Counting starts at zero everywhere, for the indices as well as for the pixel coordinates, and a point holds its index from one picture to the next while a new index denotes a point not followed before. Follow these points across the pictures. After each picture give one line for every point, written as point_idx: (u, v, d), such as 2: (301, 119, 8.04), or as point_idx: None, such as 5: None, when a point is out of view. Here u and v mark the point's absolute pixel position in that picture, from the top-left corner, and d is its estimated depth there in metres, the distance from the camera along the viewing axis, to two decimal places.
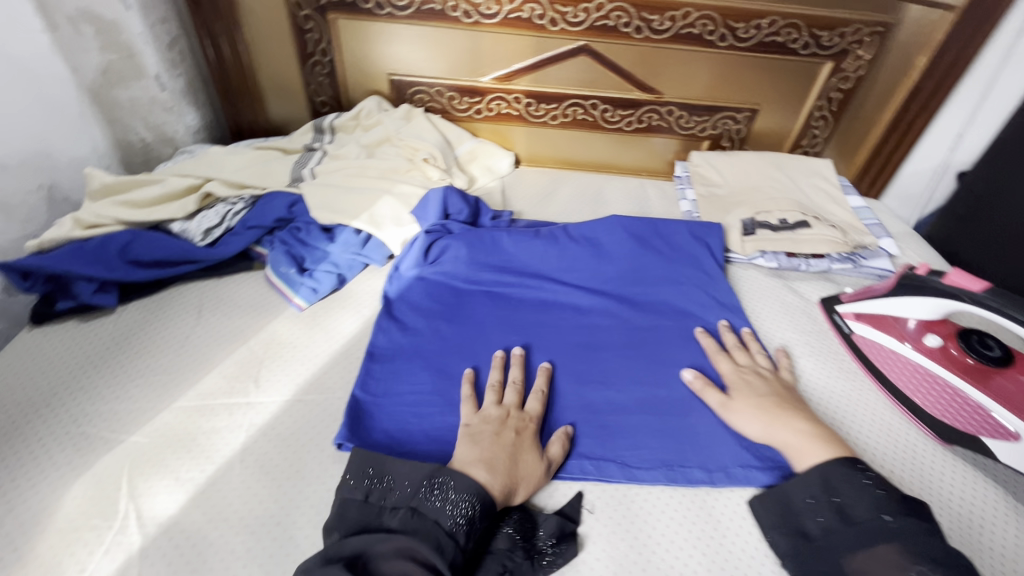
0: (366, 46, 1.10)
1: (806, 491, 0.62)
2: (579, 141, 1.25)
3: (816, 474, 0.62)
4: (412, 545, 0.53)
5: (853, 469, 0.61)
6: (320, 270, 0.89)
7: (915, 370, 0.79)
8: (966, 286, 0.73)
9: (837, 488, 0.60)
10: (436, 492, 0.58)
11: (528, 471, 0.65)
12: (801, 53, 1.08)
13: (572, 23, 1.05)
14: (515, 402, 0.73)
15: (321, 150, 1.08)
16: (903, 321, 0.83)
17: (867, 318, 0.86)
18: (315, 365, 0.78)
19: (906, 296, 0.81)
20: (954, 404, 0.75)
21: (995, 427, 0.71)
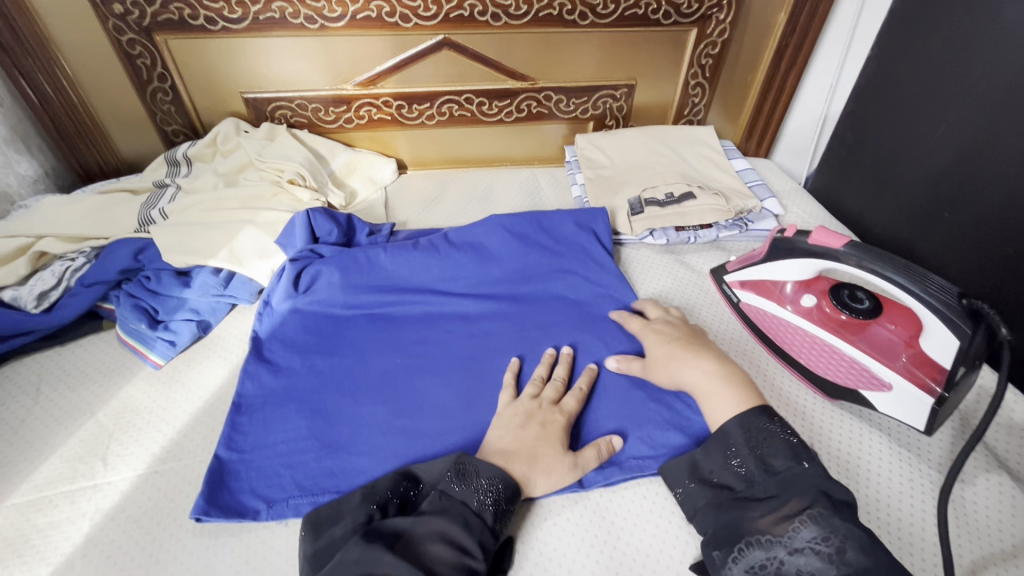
0: (208, 65, 1.02)
1: (729, 445, 0.61)
2: (463, 138, 1.20)
3: (735, 428, 0.62)
4: (443, 525, 0.54)
5: (767, 420, 0.61)
6: (176, 320, 0.81)
7: (797, 333, 0.79)
8: (829, 244, 0.73)
9: (760, 440, 0.59)
10: (461, 477, 0.60)
11: (551, 467, 0.63)
12: (664, 22, 1.06)
13: (425, 17, 0.99)
14: (554, 396, 0.72)
15: (174, 186, 0.99)
16: (781, 285, 0.82)
17: (750, 285, 0.86)
18: (174, 429, 0.71)
19: (778, 259, 0.80)
20: (834, 361, 0.75)
21: (871, 380, 0.71)
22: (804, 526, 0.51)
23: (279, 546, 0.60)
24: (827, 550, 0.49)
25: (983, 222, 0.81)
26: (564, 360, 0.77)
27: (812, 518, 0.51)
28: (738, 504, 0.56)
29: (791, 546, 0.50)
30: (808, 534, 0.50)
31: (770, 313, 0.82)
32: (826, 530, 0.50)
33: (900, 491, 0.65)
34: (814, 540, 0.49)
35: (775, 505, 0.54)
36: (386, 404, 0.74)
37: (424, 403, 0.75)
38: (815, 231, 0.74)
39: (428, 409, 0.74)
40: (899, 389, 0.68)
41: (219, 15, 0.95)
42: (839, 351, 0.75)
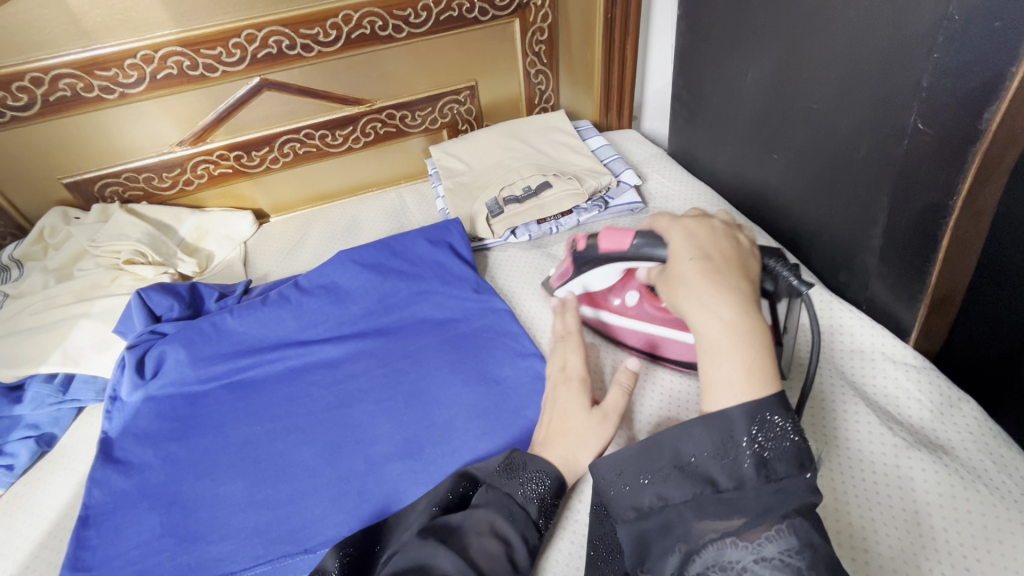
0: (12, 159, 0.95)
1: (725, 430, 0.47)
2: (318, 174, 1.16)
3: (738, 413, 0.47)
4: (490, 514, 0.53)
5: (784, 410, 0.47)
6: (11, 441, 0.75)
7: (645, 333, 0.76)
8: (620, 243, 0.70)
9: (771, 436, 0.46)
10: (511, 471, 0.58)
11: (584, 427, 0.62)
12: (482, 19, 1.05)
13: (232, 63, 0.95)
14: (560, 363, 0.71)
15: (2, 294, 0.92)
16: (609, 294, 0.80)
17: (586, 296, 0.82)
18: (15, 563, 0.65)
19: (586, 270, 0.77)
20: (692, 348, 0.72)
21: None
22: (781, 540, 0.42)
23: None
24: (799, 566, 0.41)
25: (804, 158, 0.82)
26: (573, 309, 0.77)
27: (801, 532, 0.42)
28: (717, 509, 0.45)
29: (760, 554, 0.42)
30: (782, 544, 0.42)
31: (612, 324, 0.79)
32: (805, 541, 0.42)
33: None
34: (786, 553, 0.41)
35: (755, 517, 0.44)
36: (247, 478, 0.71)
37: (287, 468, 0.71)
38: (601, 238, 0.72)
39: (291, 472, 0.71)
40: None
41: (3, 106, 0.89)
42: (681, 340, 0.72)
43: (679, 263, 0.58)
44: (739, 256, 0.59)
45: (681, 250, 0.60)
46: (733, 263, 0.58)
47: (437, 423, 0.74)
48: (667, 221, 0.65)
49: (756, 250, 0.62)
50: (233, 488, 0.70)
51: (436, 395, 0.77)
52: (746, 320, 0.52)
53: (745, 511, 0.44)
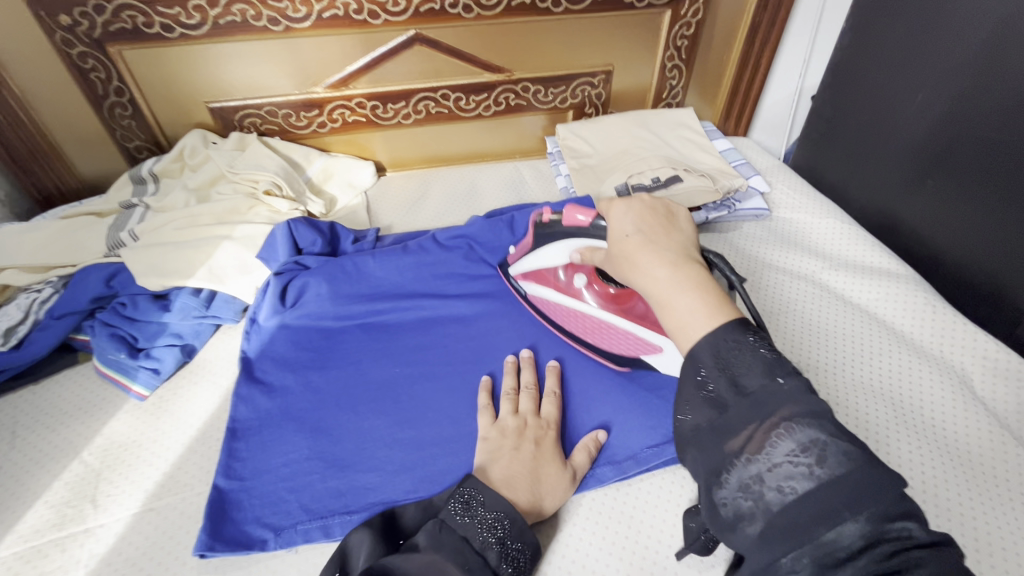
0: (167, 75, 0.96)
1: (694, 370, 0.47)
2: (442, 135, 1.16)
3: (704, 350, 0.47)
4: (435, 560, 0.49)
5: (743, 330, 0.47)
6: (158, 346, 0.77)
7: (581, 314, 0.78)
8: (581, 223, 0.69)
9: (738, 358, 0.45)
10: (465, 505, 0.55)
11: (554, 483, 0.61)
12: (637, 5, 1.05)
13: (395, 13, 0.96)
14: (531, 407, 0.68)
15: (142, 205, 0.94)
16: (556, 272, 0.78)
17: (531, 274, 0.81)
18: (167, 463, 0.67)
19: (545, 244, 0.76)
20: (618, 337, 0.75)
21: (646, 344, 0.72)
22: (787, 442, 0.40)
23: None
24: (808, 463, 0.39)
25: (968, 184, 0.82)
26: (530, 365, 0.75)
27: (803, 429, 0.40)
28: (719, 435, 0.44)
29: (770, 462, 0.41)
30: (787, 447, 0.41)
31: (553, 302, 0.79)
32: (815, 437, 0.40)
33: (901, 450, 0.69)
34: (793, 454, 0.40)
35: (753, 428, 0.42)
36: (390, 416, 0.72)
37: (428, 412, 0.72)
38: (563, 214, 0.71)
39: (433, 417, 0.72)
40: (666, 350, 0.71)
41: (176, 22, 0.90)
42: (614, 326, 0.75)
43: (618, 238, 0.58)
44: (672, 229, 0.58)
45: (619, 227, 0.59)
46: (664, 231, 0.57)
47: (574, 390, 0.74)
48: (608, 202, 0.63)
49: (690, 216, 0.61)
50: (376, 423, 0.71)
51: (573, 366, 0.77)
52: (683, 275, 0.52)
53: (738, 430, 0.43)
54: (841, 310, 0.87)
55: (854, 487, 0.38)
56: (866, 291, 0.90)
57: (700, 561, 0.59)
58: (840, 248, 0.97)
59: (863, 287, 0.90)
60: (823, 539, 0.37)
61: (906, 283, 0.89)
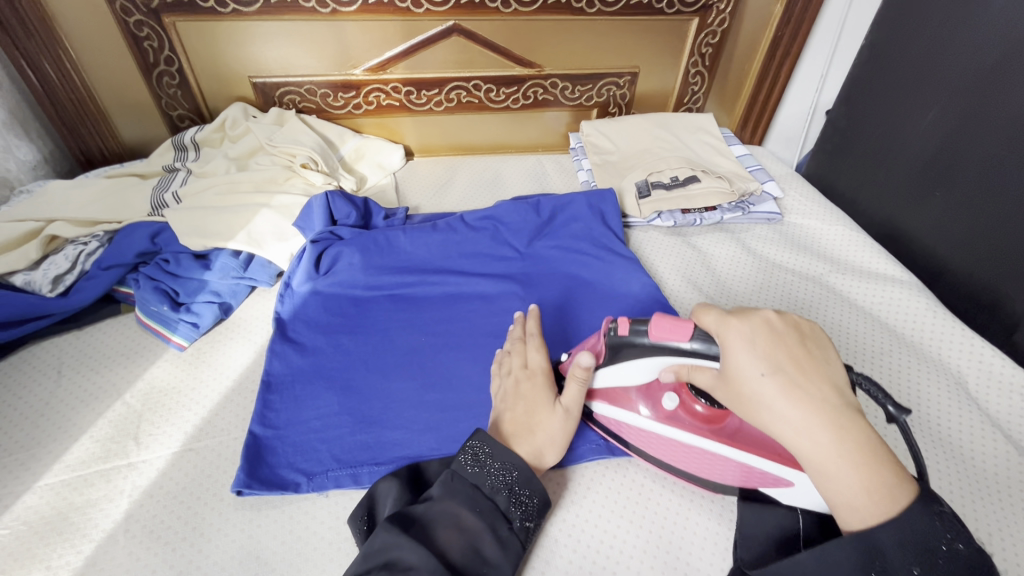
0: (215, 48, 1.01)
1: (879, 571, 0.42)
2: (470, 125, 1.21)
3: (888, 542, 0.42)
4: (450, 507, 0.53)
5: (930, 519, 0.42)
6: (198, 302, 0.81)
7: (670, 444, 0.62)
8: (674, 340, 0.52)
9: (931, 559, 0.41)
10: (473, 457, 0.56)
11: (549, 431, 0.59)
12: (667, 12, 1.09)
13: (437, 3, 1.00)
14: (521, 359, 0.64)
15: (184, 170, 0.98)
16: (631, 396, 0.63)
17: (594, 392, 0.65)
18: (205, 409, 0.71)
19: (617, 360, 0.58)
20: (721, 465, 0.60)
21: (766, 478, 0.57)
22: None
23: (321, 517, 0.62)
24: None
25: (973, 198, 0.87)
26: (527, 313, 0.69)
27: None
28: None
29: None
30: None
31: (632, 426, 0.64)
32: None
33: (894, 436, 0.74)
34: None
35: None
36: (416, 380, 0.76)
37: (452, 379, 0.76)
38: (653, 324, 0.53)
39: (456, 383, 0.75)
40: (800, 485, 0.55)
41: None
42: (718, 455, 0.59)
43: (747, 379, 0.46)
44: (793, 329, 0.48)
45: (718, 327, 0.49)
46: (809, 367, 0.46)
47: None
48: (716, 314, 0.50)
49: (825, 335, 0.50)
50: (402, 384, 0.75)
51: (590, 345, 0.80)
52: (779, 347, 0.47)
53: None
54: (843, 309, 0.92)
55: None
56: (866, 293, 0.95)
57: (703, 527, 0.62)
58: (844, 253, 1.02)
59: (865, 290, 0.95)
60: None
61: (907, 288, 0.94)
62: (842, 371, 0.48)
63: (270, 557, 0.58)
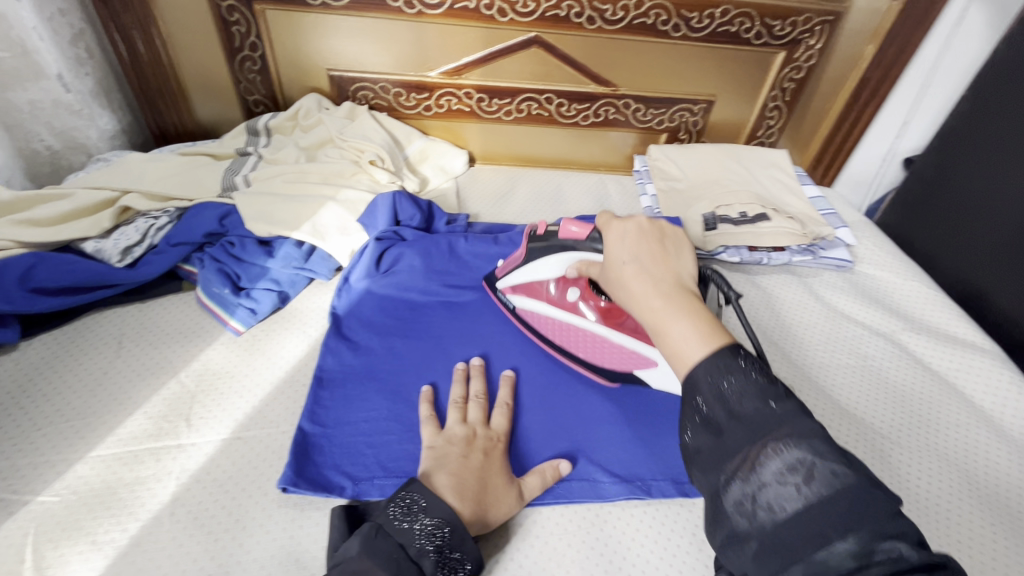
0: (299, 38, 1.02)
1: (691, 396, 0.47)
2: (536, 137, 1.19)
3: (701, 376, 0.47)
4: (369, 570, 0.49)
5: (733, 353, 0.47)
6: (258, 288, 0.81)
7: (576, 331, 0.77)
8: (576, 236, 0.70)
9: (731, 379, 0.46)
10: (405, 512, 0.54)
11: (500, 495, 0.60)
12: (755, 42, 1.06)
13: (522, 13, 0.99)
14: (479, 418, 0.67)
15: (256, 154, 0.99)
16: (547, 287, 0.78)
17: (521, 288, 0.80)
18: (256, 397, 0.70)
19: (537, 258, 0.76)
20: (609, 350, 0.75)
21: (640, 359, 0.74)
22: (776, 462, 0.42)
23: None
24: (796, 482, 0.40)
25: None
26: (479, 374, 0.73)
27: (788, 451, 0.42)
28: (721, 460, 0.44)
29: (759, 481, 0.42)
30: (775, 466, 0.42)
31: (543, 315, 0.79)
32: (803, 457, 0.41)
33: (975, 525, 0.68)
34: (781, 473, 0.41)
35: (750, 452, 0.43)
36: None
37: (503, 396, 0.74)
38: (562, 227, 0.71)
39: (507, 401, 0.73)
40: (664, 366, 0.72)
41: None
42: (608, 341, 0.75)
43: (616, 265, 0.57)
44: (670, 252, 0.57)
45: (618, 253, 0.58)
46: (660, 259, 0.56)
47: (643, 402, 0.75)
48: (607, 219, 0.63)
49: (688, 240, 0.59)
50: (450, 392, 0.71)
51: None
52: (678, 303, 0.51)
53: (735, 453, 0.44)
54: (916, 370, 0.87)
55: (847, 511, 0.38)
56: (945, 358, 0.89)
57: None
58: (922, 312, 0.96)
59: (942, 353, 0.90)
60: (812, 559, 0.38)
61: (989, 357, 0.88)
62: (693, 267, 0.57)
63: (310, 562, 0.56)
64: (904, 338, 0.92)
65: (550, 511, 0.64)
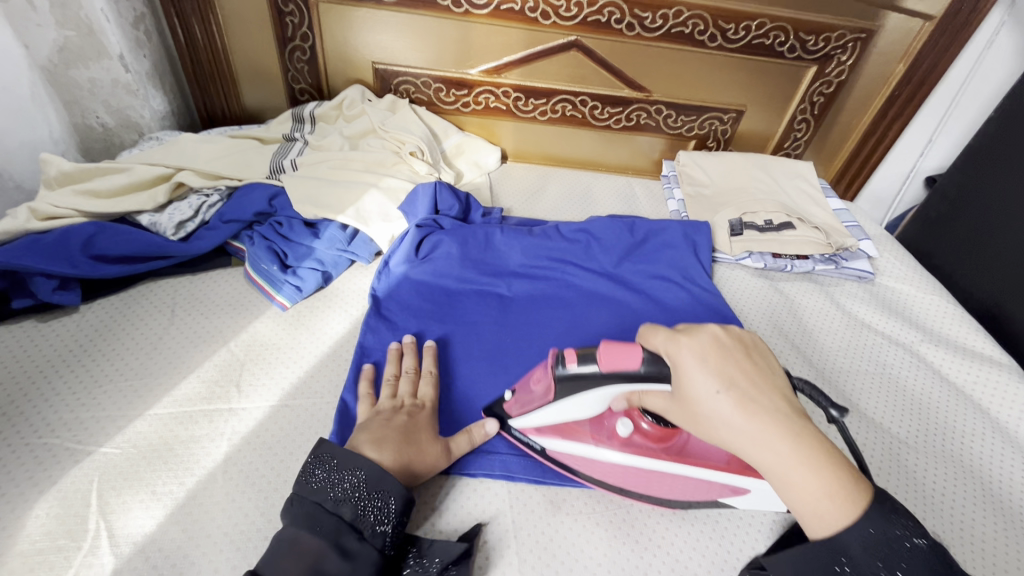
0: (348, 31, 1.06)
1: (840, 563, 0.46)
2: (568, 138, 1.23)
3: (854, 544, 0.46)
4: (291, 534, 0.50)
5: (890, 521, 0.46)
6: (303, 267, 0.84)
7: (639, 474, 0.63)
8: (625, 364, 0.56)
9: (884, 553, 0.45)
10: (319, 468, 0.55)
11: (427, 451, 0.61)
12: (788, 56, 1.09)
13: (564, 17, 1.03)
14: (407, 390, 0.68)
15: (302, 141, 1.03)
16: (586, 426, 0.65)
17: (550, 428, 0.66)
18: (302, 369, 0.74)
19: (567, 398, 0.60)
20: (676, 483, 0.63)
21: (726, 489, 0.62)
22: None
23: None
24: None
25: None
26: (413, 350, 0.74)
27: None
28: None
29: None
30: None
31: (585, 457, 0.65)
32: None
33: (985, 532, 0.71)
34: None
35: None
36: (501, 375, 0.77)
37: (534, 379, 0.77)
38: (601, 357, 0.56)
39: None
40: (757, 489, 0.61)
41: None
42: (675, 475, 0.62)
43: (706, 400, 0.51)
44: (762, 368, 0.53)
45: (698, 384, 0.51)
46: (757, 378, 0.52)
47: None
48: (663, 337, 0.55)
49: (761, 342, 0.57)
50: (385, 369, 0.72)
51: None
52: (805, 448, 0.48)
53: None
54: (935, 382, 0.89)
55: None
56: (963, 372, 0.91)
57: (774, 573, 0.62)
58: (941, 326, 0.98)
59: (960, 367, 0.92)
60: None
61: (1006, 372, 0.90)
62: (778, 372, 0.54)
63: None
64: (923, 351, 0.94)
65: (573, 492, 0.67)
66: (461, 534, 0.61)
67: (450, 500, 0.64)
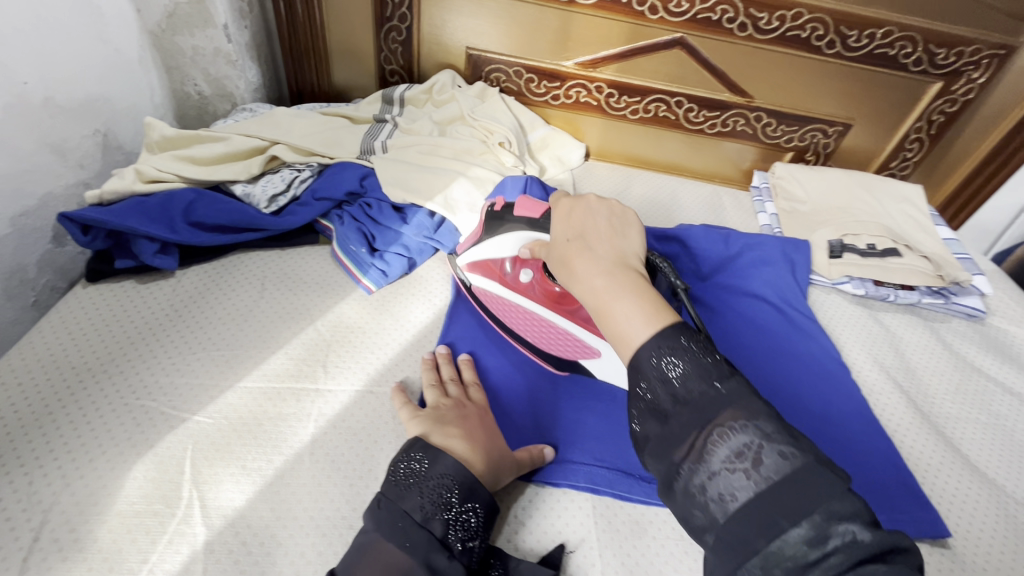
0: (447, 15, 1.04)
1: (634, 379, 0.43)
2: (656, 140, 1.18)
3: (644, 356, 0.42)
4: (375, 541, 0.49)
5: (680, 330, 0.43)
6: (390, 252, 0.83)
7: (526, 315, 0.75)
8: (529, 214, 0.67)
9: (672, 358, 0.41)
10: (407, 472, 0.54)
11: (506, 455, 0.60)
12: (912, 69, 1.00)
13: (674, 13, 0.98)
14: (462, 393, 0.66)
15: (392, 123, 1.02)
16: (502, 265, 0.75)
17: (478, 263, 0.77)
18: (386, 356, 0.72)
19: (494, 234, 0.72)
20: (553, 334, 0.73)
21: (587, 350, 0.71)
22: (724, 448, 0.38)
23: None
24: (745, 469, 0.37)
25: None
26: (448, 359, 0.71)
27: (739, 436, 0.38)
28: (665, 447, 0.40)
29: (707, 473, 0.38)
30: (723, 453, 0.38)
31: (493, 293, 0.76)
32: (750, 441, 0.38)
33: None
34: (729, 461, 0.37)
35: (694, 435, 0.39)
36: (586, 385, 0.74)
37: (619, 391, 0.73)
38: (517, 206, 0.68)
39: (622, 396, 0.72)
40: (608, 356, 0.70)
41: None
42: (553, 325, 0.73)
43: (559, 244, 0.54)
44: (615, 230, 0.53)
45: (557, 232, 0.55)
46: (603, 236, 0.52)
47: None
48: (561, 202, 0.59)
49: (637, 220, 0.55)
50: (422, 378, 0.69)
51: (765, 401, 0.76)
52: (620, 278, 0.47)
53: (682, 440, 0.39)
54: None
55: (796, 495, 0.35)
56: None
57: None
58: None
59: None
60: (767, 552, 0.35)
61: None
62: (641, 247, 0.53)
63: None
64: None
65: (658, 515, 0.63)
66: (541, 556, 0.58)
67: (532, 509, 0.62)
